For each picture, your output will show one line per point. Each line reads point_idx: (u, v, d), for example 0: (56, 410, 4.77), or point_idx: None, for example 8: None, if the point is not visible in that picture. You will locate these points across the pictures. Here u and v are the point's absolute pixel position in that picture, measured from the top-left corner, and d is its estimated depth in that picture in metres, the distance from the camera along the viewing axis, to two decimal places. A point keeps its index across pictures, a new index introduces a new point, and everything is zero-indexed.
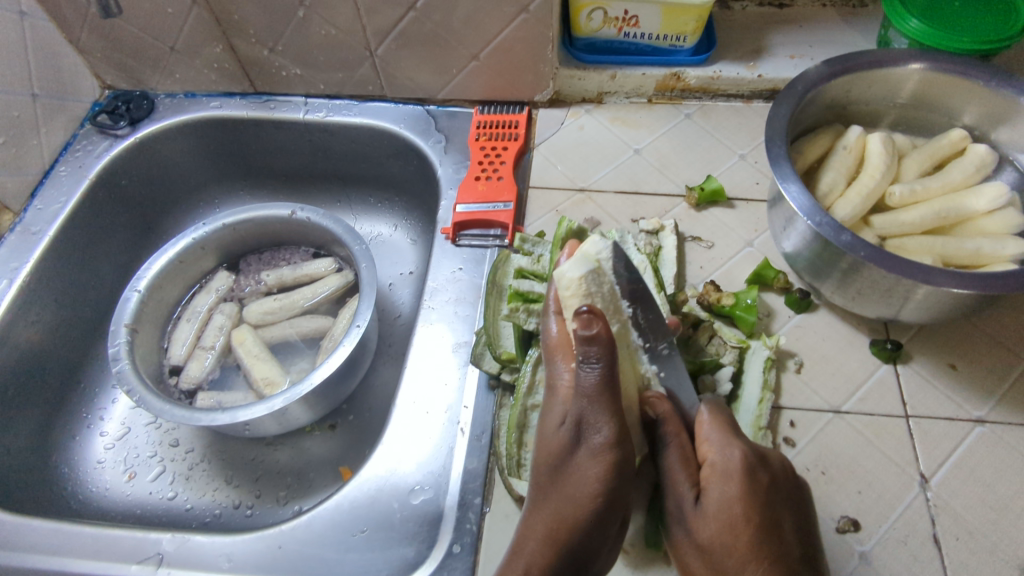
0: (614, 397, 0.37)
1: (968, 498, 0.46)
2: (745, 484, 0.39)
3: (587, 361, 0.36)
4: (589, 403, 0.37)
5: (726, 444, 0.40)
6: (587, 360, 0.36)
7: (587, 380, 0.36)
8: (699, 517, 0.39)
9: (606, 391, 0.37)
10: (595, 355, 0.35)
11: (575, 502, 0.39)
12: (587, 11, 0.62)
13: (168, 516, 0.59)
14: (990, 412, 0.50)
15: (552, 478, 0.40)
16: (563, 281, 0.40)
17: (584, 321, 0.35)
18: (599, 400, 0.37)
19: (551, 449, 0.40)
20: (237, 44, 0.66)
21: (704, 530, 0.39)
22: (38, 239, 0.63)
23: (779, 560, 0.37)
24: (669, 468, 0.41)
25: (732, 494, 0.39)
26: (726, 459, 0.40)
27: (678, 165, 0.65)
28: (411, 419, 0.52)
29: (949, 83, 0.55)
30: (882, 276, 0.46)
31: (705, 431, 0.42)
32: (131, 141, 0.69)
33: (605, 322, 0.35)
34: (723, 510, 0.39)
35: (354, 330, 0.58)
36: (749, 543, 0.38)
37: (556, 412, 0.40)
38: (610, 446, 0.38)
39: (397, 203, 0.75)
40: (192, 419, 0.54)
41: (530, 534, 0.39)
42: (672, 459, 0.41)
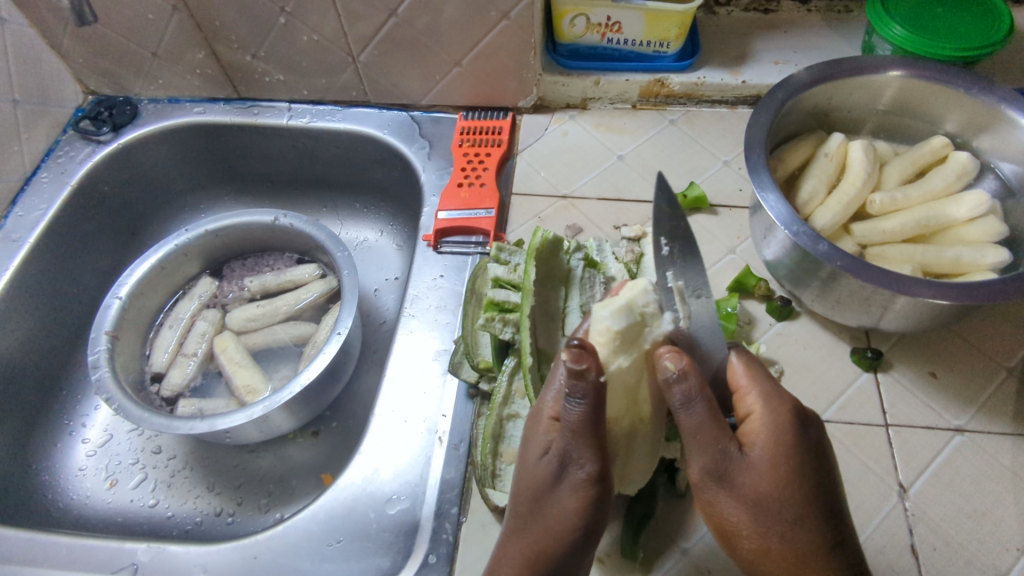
0: (596, 433, 0.37)
1: (946, 508, 0.46)
2: (798, 434, 0.38)
3: (576, 397, 0.35)
4: (573, 438, 0.37)
5: (772, 397, 0.39)
6: (575, 395, 0.35)
7: (572, 416, 0.36)
8: (746, 473, 0.38)
9: (589, 427, 0.36)
10: (581, 392, 0.35)
11: (553, 533, 0.38)
12: (569, 17, 0.61)
13: (149, 524, 0.58)
14: (970, 421, 0.50)
15: (531, 509, 0.39)
16: (599, 326, 0.40)
17: (576, 356, 0.33)
18: (583, 436, 0.36)
19: (531, 479, 0.39)
20: (219, 50, 0.66)
21: (755, 484, 0.38)
22: (18, 246, 0.62)
23: (824, 514, 0.38)
24: (703, 424, 0.37)
25: (778, 449, 0.38)
26: (774, 415, 0.38)
27: (660, 171, 0.65)
28: (390, 429, 0.52)
29: (930, 90, 0.55)
30: (860, 286, 0.46)
31: (744, 382, 0.40)
32: (114, 146, 0.69)
33: (596, 358, 0.34)
34: (773, 465, 0.37)
35: (335, 337, 0.58)
36: (801, 496, 0.38)
37: (539, 443, 0.39)
38: (591, 482, 0.38)
39: (382, 208, 0.75)
40: (170, 428, 0.54)
41: (505, 555, 0.39)
42: (701, 416, 0.36)
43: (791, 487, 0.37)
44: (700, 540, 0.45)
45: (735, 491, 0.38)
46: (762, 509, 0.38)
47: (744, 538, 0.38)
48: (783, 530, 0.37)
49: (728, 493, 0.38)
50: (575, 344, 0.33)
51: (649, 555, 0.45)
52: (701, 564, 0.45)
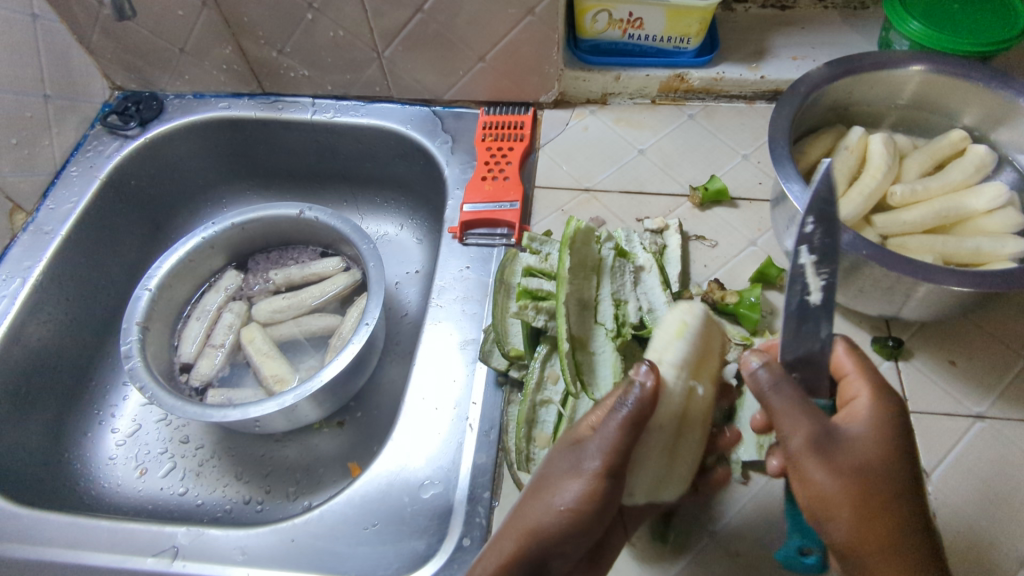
0: (629, 444, 0.38)
1: (967, 492, 0.47)
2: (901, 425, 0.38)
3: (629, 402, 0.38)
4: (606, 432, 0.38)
5: (882, 388, 0.39)
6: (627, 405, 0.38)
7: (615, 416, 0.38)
8: (848, 444, 0.37)
9: (625, 432, 0.37)
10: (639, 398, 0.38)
11: (547, 509, 0.38)
12: (592, 13, 0.62)
13: (179, 511, 0.59)
14: (990, 408, 0.51)
15: (537, 485, 0.40)
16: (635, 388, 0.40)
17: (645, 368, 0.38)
18: (615, 436, 0.37)
19: (551, 460, 0.40)
20: (246, 46, 0.67)
21: (855, 456, 0.36)
22: (51, 238, 0.63)
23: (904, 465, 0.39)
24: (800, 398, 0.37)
25: (885, 421, 0.38)
26: (882, 400, 0.39)
27: (680, 164, 0.66)
28: (421, 416, 0.53)
29: (949, 84, 0.56)
30: (884, 275, 0.47)
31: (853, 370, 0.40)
32: (141, 141, 0.70)
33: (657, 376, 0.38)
34: (875, 440, 0.37)
35: (363, 328, 0.59)
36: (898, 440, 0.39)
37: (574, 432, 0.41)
38: (600, 477, 0.37)
39: (403, 202, 0.76)
40: (204, 415, 0.55)
41: (510, 530, 0.38)
42: (793, 395, 0.37)
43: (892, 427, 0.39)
44: (728, 523, 0.46)
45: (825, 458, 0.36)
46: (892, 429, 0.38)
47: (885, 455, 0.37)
48: (890, 502, 0.36)
49: (825, 464, 0.36)
50: (646, 360, 0.39)
51: (678, 538, 0.46)
52: (729, 547, 0.46)
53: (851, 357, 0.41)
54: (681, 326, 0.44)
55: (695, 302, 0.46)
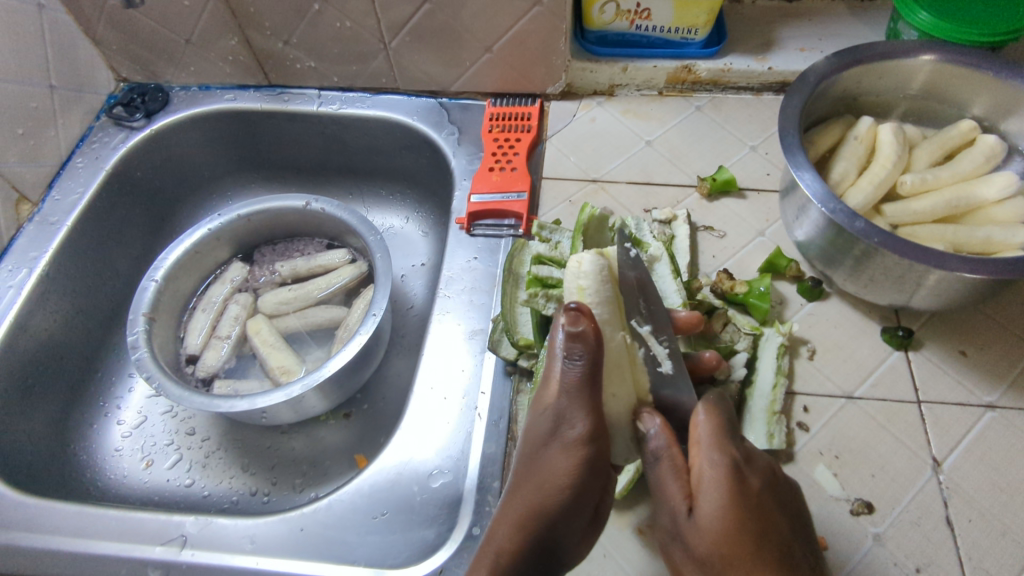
0: (594, 394, 0.38)
1: (980, 481, 0.47)
2: (735, 490, 0.36)
3: (574, 357, 0.37)
4: (569, 397, 0.39)
5: (713, 451, 0.37)
6: (575, 355, 0.37)
7: (570, 372, 0.38)
8: (692, 532, 0.37)
9: (587, 386, 0.38)
10: (581, 351, 0.37)
11: (543, 493, 0.39)
12: (599, 4, 0.62)
13: (186, 503, 0.59)
14: (1001, 398, 0.50)
15: (524, 471, 0.41)
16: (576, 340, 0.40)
17: (571, 317, 0.36)
18: (580, 394, 0.38)
19: (530, 438, 0.41)
20: (252, 37, 0.67)
21: (700, 546, 0.36)
22: (56, 230, 0.63)
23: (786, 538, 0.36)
24: (662, 479, 0.38)
25: (722, 493, 0.36)
26: (715, 466, 0.36)
27: (689, 156, 0.65)
28: (430, 406, 0.53)
29: (958, 74, 0.56)
30: (895, 262, 0.47)
31: (693, 435, 0.38)
32: (146, 132, 0.70)
33: (592, 320, 0.37)
34: (714, 522, 0.35)
35: (370, 319, 0.59)
36: (771, 511, 0.36)
37: (540, 403, 0.40)
38: (586, 440, 0.39)
39: (409, 195, 0.76)
40: (211, 406, 0.54)
41: (502, 523, 0.40)
42: (663, 471, 0.38)
43: (759, 497, 0.36)
44: None
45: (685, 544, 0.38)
46: (740, 509, 0.35)
47: (733, 544, 0.35)
48: None
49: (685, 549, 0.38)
50: (569, 306, 0.37)
51: None
52: None
53: (706, 421, 0.38)
54: (579, 294, 0.41)
55: (584, 257, 0.42)
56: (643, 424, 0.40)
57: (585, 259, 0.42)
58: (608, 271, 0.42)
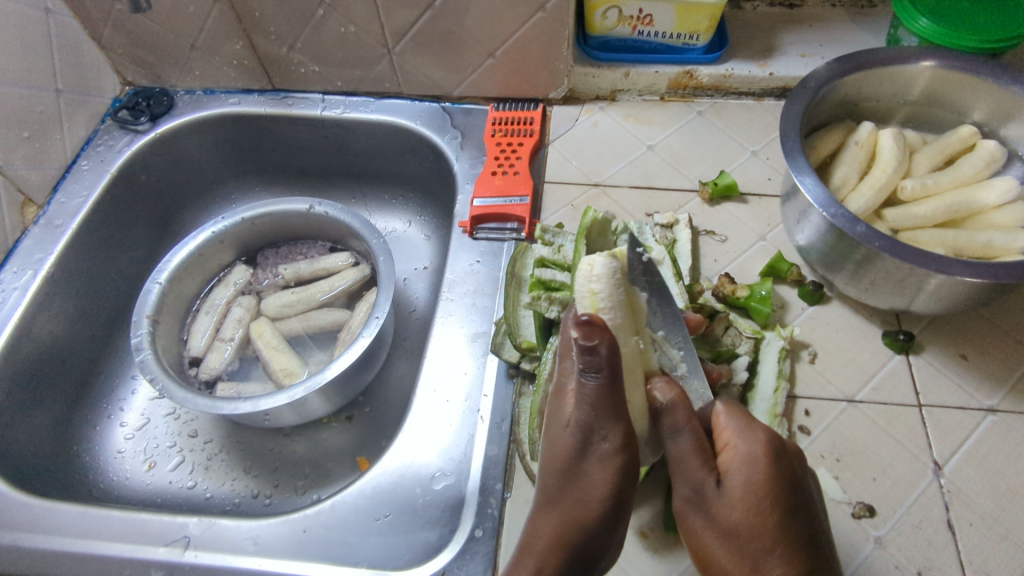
0: (618, 405, 0.38)
1: (981, 485, 0.47)
2: (772, 465, 0.37)
3: (590, 372, 0.36)
4: (593, 410, 0.38)
5: (747, 431, 0.39)
6: (591, 369, 0.36)
7: (588, 388, 0.37)
8: (721, 502, 0.37)
9: (608, 399, 0.37)
10: (597, 365, 0.36)
11: (585, 504, 0.40)
12: (602, 10, 0.63)
13: (188, 505, 0.59)
14: (1001, 402, 0.51)
15: (561, 481, 0.42)
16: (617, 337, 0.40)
17: (583, 331, 0.34)
18: (603, 407, 0.38)
19: (559, 449, 0.41)
20: (257, 41, 0.67)
21: (728, 515, 0.37)
22: (61, 232, 0.63)
23: (812, 520, 0.37)
24: (686, 454, 0.40)
25: (756, 469, 0.37)
26: (751, 443, 0.38)
27: (690, 161, 0.66)
28: (432, 408, 0.53)
29: (958, 80, 0.56)
30: (896, 267, 0.47)
31: (721, 418, 0.40)
32: (151, 136, 0.70)
33: (606, 331, 0.34)
34: (748, 493, 0.37)
35: (373, 322, 0.59)
36: (801, 493, 0.38)
37: (563, 417, 0.41)
38: (618, 450, 0.39)
39: (411, 199, 0.77)
40: (214, 407, 0.54)
41: (538, 536, 0.41)
42: (685, 446, 0.40)
43: (790, 479, 0.37)
44: None
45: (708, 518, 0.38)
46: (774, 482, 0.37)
47: (764, 514, 0.36)
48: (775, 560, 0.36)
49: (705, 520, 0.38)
50: (580, 321, 0.33)
51: None
52: None
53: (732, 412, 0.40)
54: (591, 300, 0.40)
55: (594, 258, 0.40)
56: (659, 396, 0.40)
57: (596, 262, 0.40)
58: (619, 274, 0.40)
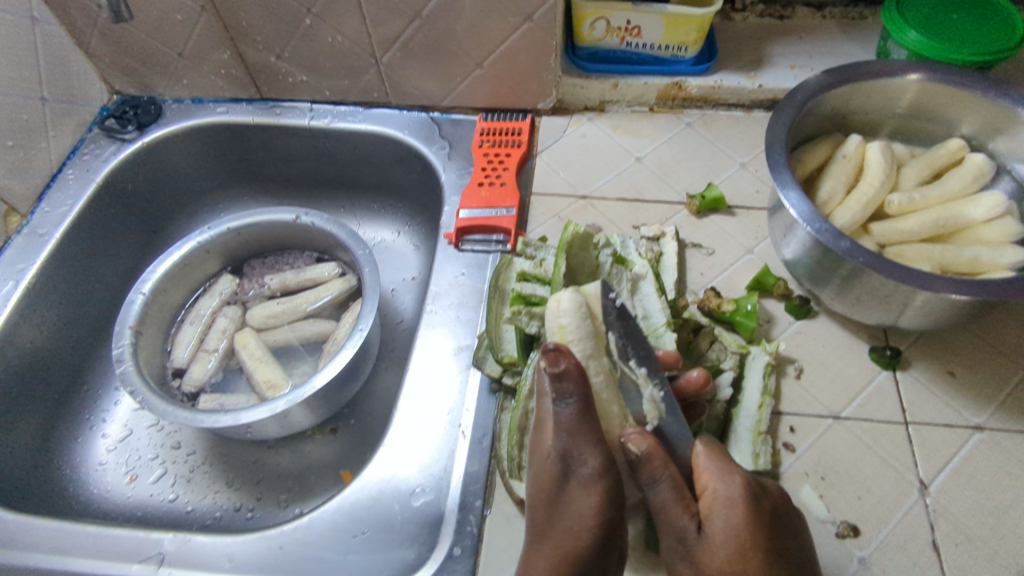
0: (594, 427, 0.40)
1: (968, 504, 0.47)
2: (750, 512, 0.38)
3: (564, 397, 0.39)
4: (570, 436, 0.40)
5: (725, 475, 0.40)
6: (563, 395, 0.39)
7: (563, 414, 0.39)
8: (704, 550, 0.38)
9: (583, 422, 0.39)
10: (568, 391, 0.39)
11: (574, 533, 0.39)
12: (590, 21, 0.63)
13: (169, 519, 0.59)
14: (989, 419, 0.50)
15: (548, 512, 0.40)
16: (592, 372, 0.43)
17: (550, 357, 0.38)
18: (578, 431, 0.39)
19: (543, 481, 0.41)
20: (244, 51, 0.67)
21: (711, 561, 0.38)
22: (45, 241, 0.63)
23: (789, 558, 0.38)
24: (664, 503, 0.39)
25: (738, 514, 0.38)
26: (728, 486, 0.39)
27: (678, 173, 0.65)
28: (413, 423, 0.52)
29: (946, 94, 0.56)
30: (881, 282, 0.47)
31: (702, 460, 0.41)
32: (138, 145, 0.70)
33: (570, 357, 0.38)
34: (729, 540, 0.38)
35: (357, 333, 0.58)
36: (782, 535, 0.39)
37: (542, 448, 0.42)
38: (601, 473, 0.39)
39: (400, 209, 0.76)
40: (194, 420, 0.54)
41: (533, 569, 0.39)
42: (665, 494, 0.39)
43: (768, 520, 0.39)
44: None
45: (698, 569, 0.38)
46: (756, 525, 0.38)
47: (747, 560, 0.37)
48: None
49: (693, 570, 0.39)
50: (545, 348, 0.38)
51: None
52: None
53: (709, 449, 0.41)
54: (562, 331, 0.43)
55: (561, 294, 0.44)
56: (631, 446, 0.40)
57: (563, 298, 0.44)
58: (585, 309, 0.44)
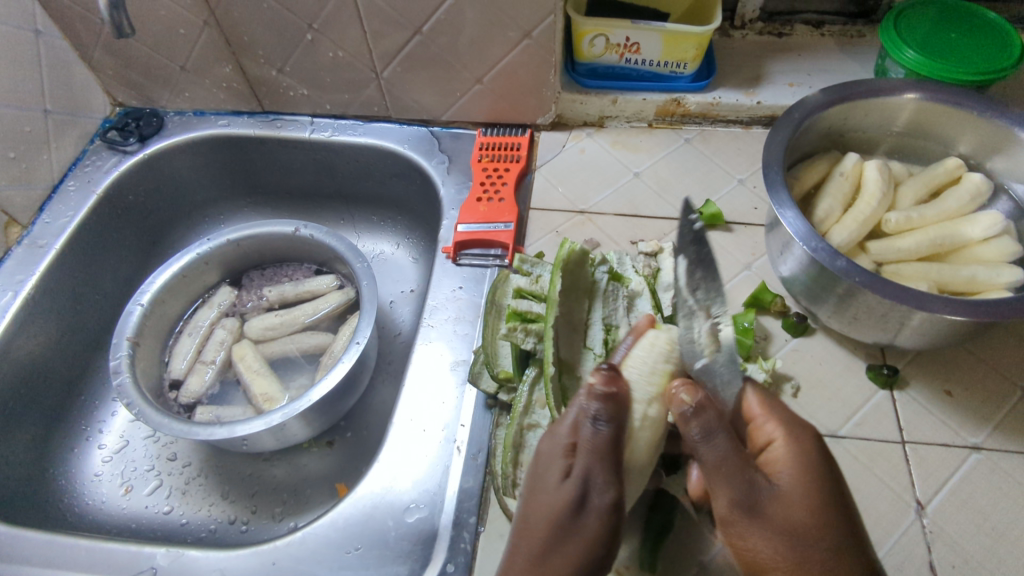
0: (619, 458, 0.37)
1: (964, 525, 0.46)
2: (820, 459, 0.38)
3: (603, 419, 0.37)
4: (594, 460, 0.36)
5: (790, 428, 0.39)
6: (601, 417, 0.37)
7: (597, 437, 0.36)
8: (775, 501, 0.36)
9: (613, 450, 0.37)
10: (613, 413, 0.37)
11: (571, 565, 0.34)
12: (589, 38, 0.63)
13: (163, 531, 0.58)
14: (987, 439, 0.50)
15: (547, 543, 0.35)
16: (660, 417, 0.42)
17: (604, 377, 0.38)
18: (606, 456, 0.36)
19: (549, 507, 0.35)
20: (246, 64, 0.67)
21: (784, 512, 0.36)
22: (45, 252, 0.63)
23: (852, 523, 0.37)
24: (727, 457, 0.36)
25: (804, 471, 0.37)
26: (797, 442, 0.38)
27: (676, 188, 0.66)
28: (408, 438, 0.52)
29: (943, 113, 0.56)
30: (877, 302, 0.47)
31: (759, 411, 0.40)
32: (139, 156, 0.70)
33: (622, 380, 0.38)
34: (801, 491, 0.36)
35: (354, 346, 0.58)
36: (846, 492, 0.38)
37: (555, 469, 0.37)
38: (612, 508, 0.36)
39: (400, 222, 0.76)
40: (190, 433, 0.54)
41: None
42: (725, 446, 0.36)
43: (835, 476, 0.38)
44: (718, 555, 0.45)
45: (764, 526, 0.35)
46: (823, 477, 0.37)
47: (819, 508, 0.36)
48: (839, 559, 0.35)
49: (757, 526, 0.35)
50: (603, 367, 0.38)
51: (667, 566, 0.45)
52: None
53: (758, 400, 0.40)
54: (667, 376, 0.41)
55: (660, 334, 0.43)
56: (682, 399, 0.37)
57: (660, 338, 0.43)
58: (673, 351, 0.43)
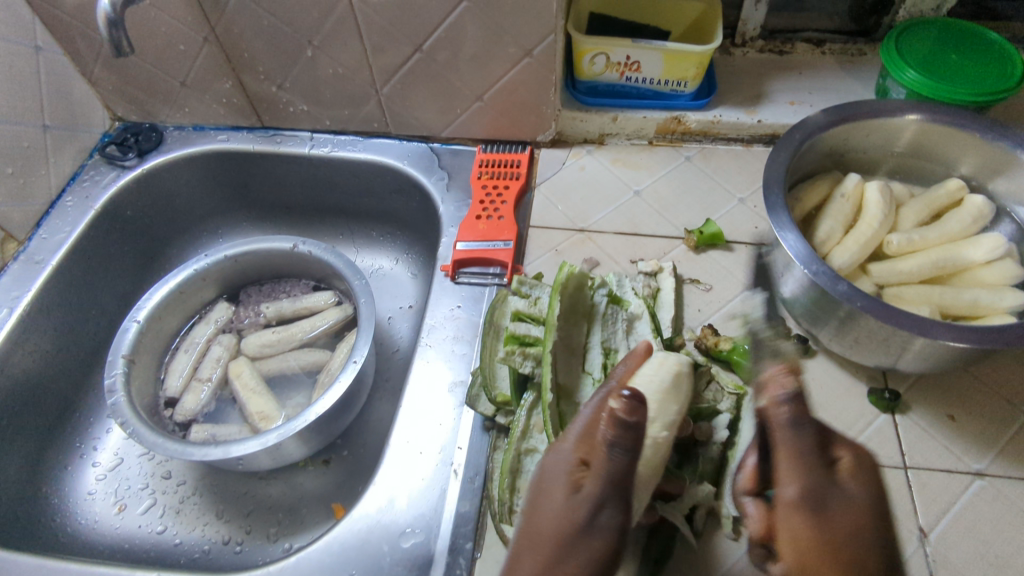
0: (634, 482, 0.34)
1: (967, 554, 0.46)
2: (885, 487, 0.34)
3: (621, 446, 0.33)
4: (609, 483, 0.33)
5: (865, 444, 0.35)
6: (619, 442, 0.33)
7: (613, 460, 0.33)
8: (844, 505, 0.32)
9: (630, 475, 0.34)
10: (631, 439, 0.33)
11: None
12: (589, 56, 0.63)
13: (156, 552, 0.58)
14: (990, 465, 0.49)
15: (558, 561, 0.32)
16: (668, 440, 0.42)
17: (629, 406, 0.33)
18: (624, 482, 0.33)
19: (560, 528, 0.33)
20: (246, 80, 0.67)
21: (847, 520, 0.32)
22: (41, 268, 0.63)
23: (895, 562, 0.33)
24: (810, 450, 0.33)
25: (808, 469, 0.33)
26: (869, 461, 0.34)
27: (676, 207, 0.65)
28: (405, 460, 0.52)
29: (945, 134, 0.56)
30: (878, 326, 0.46)
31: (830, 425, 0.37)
32: (137, 172, 0.70)
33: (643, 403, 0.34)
34: (868, 506, 0.32)
35: (351, 365, 0.58)
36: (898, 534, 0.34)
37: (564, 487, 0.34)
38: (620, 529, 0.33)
39: (399, 237, 0.76)
40: (184, 453, 0.53)
41: None
42: (808, 439, 0.33)
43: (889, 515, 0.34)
44: None
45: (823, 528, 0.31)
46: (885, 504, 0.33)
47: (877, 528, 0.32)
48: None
49: (817, 524, 0.32)
50: (628, 395, 0.33)
51: None
52: None
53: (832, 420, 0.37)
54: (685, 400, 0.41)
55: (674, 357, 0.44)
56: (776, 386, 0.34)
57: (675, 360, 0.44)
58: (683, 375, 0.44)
